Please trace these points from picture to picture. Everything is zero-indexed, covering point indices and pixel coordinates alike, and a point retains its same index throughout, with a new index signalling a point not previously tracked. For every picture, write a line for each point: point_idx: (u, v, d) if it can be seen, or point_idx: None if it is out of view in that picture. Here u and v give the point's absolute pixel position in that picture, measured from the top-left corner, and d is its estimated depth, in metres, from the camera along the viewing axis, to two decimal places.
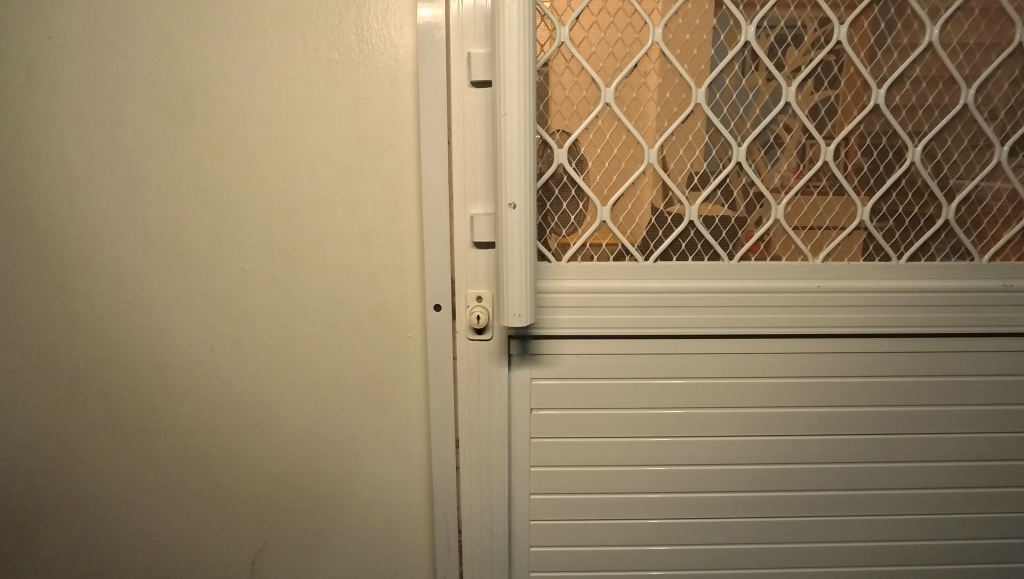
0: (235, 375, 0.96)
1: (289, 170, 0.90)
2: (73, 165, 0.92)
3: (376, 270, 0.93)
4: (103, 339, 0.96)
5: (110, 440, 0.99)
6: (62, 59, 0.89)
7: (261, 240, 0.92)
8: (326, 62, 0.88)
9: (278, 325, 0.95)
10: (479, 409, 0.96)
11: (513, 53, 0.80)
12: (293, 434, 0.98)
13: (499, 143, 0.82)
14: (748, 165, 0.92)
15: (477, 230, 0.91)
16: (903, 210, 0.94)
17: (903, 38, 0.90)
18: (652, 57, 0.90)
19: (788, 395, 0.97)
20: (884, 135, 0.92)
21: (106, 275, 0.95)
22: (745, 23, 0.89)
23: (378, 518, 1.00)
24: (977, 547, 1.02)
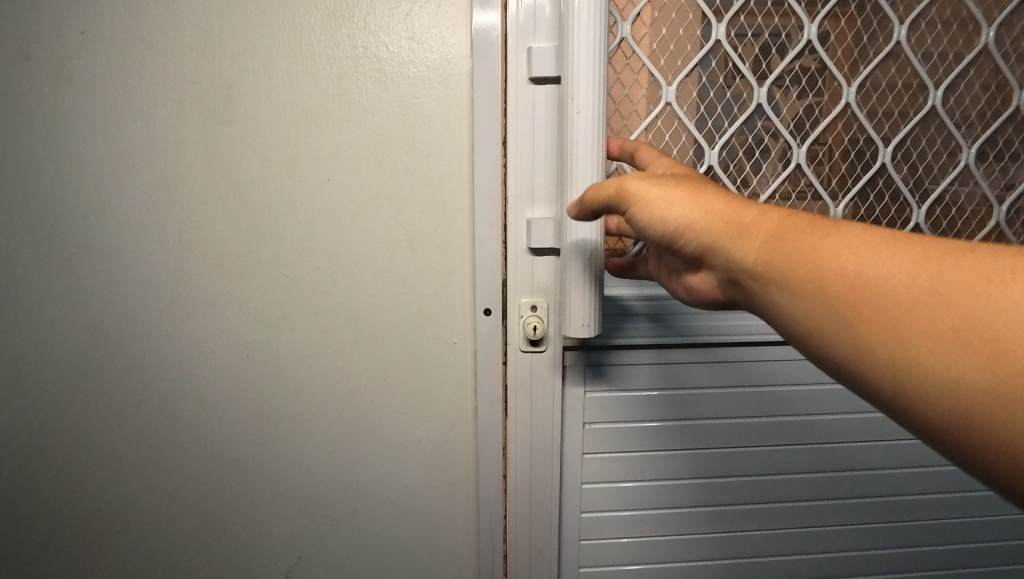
0: (278, 380, 0.96)
1: (334, 171, 0.89)
2: (101, 166, 0.89)
3: (421, 274, 0.92)
4: (132, 344, 0.94)
5: (138, 447, 0.97)
6: (94, 56, 0.86)
7: (302, 242, 0.91)
8: (376, 63, 0.87)
9: (319, 329, 0.94)
10: (530, 421, 0.95)
11: (583, 49, 0.76)
12: (342, 437, 0.97)
13: (569, 146, 0.79)
14: (808, 166, 0.90)
15: (536, 234, 0.89)
16: (957, 213, 0.95)
17: (959, 40, 0.90)
18: (715, 55, 0.86)
19: (817, 403, 0.99)
20: (938, 136, 0.92)
21: (135, 279, 0.92)
22: (806, 22, 0.86)
23: (425, 521, 1.00)
24: (1005, 546, 1.05)
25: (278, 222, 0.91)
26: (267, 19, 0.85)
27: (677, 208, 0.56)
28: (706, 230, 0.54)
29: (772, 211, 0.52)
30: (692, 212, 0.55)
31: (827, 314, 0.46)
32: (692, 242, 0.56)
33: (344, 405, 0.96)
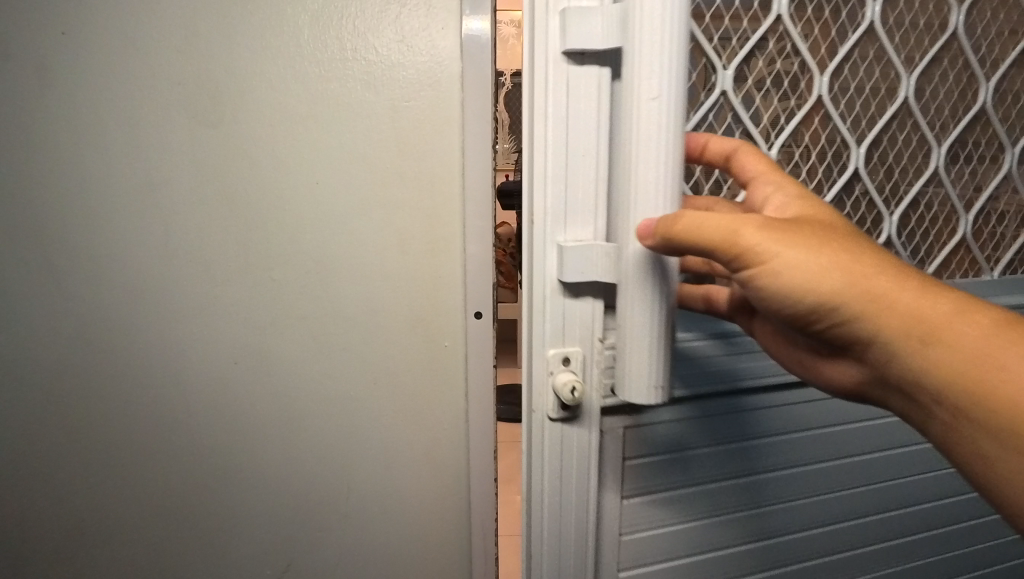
0: (266, 385, 0.95)
1: (323, 175, 0.89)
2: (83, 167, 0.87)
3: (413, 278, 0.92)
4: (116, 350, 0.92)
5: (122, 454, 0.95)
6: (77, 54, 0.84)
7: (291, 247, 0.91)
8: (366, 65, 0.86)
9: (309, 335, 0.94)
10: (567, 495, 0.91)
11: (654, 24, 0.67)
12: (332, 442, 0.97)
13: (633, 138, 0.69)
14: (872, 160, 1.06)
15: (567, 265, 0.82)
16: (992, 218, 1.17)
17: (1004, 37, 1.10)
18: (777, 32, 0.95)
19: (790, 457, 1.04)
20: (981, 136, 1.12)
21: (119, 284, 0.91)
22: (871, 7, 0.99)
23: (417, 524, 1.01)
24: (941, 528, 1.18)
25: (267, 226, 0.90)
26: (256, 20, 0.84)
27: (830, 281, 0.64)
28: (858, 304, 0.64)
29: (923, 298, 0.63)
30: (845, 285, 0.64)
31: (979, 408, 0.61)
32: (840, 311, 0.65)
33: (335, 411, 0.96)
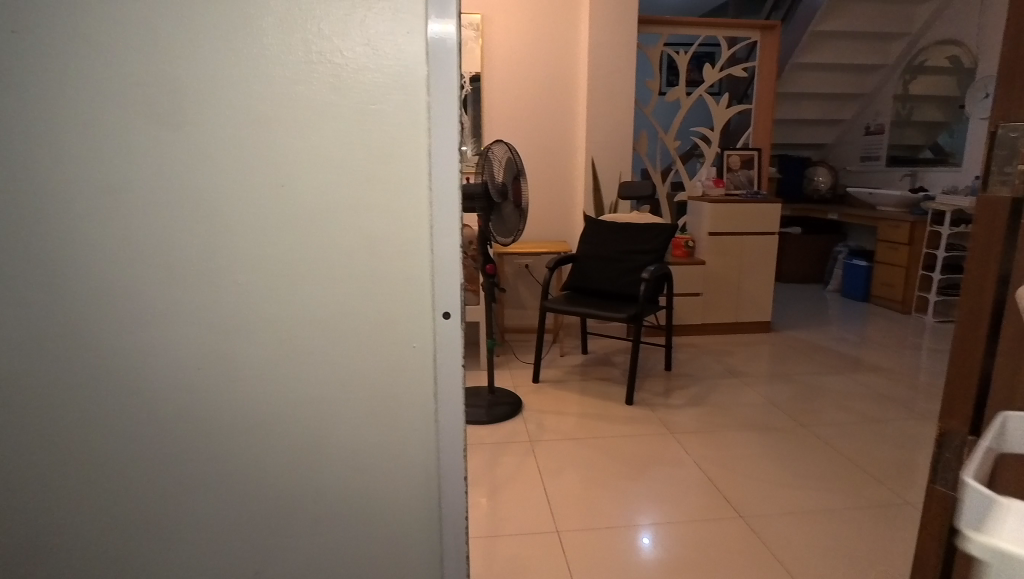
0: (232, 391, 0.94)
1: (290, 178, 0.89)
2: (36, 171, 0.85)
3: (382, 280, 0.93)
4: (73, 358, 0.90)
5: (81, 464, 0.93)
6: (31, 56, 0.82)
7: (258, 250, 0.90)
8: (332, 69, 0.86)
9: (277, 339, 0.93)
10: None
11: None
12: (302, 446, 0.97)
13: None
14: None
15: None
16: None
17: None
18: None
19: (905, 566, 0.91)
20: None
21: (76, 289, 0.88)
22: None
23: (388, 525, 1.01)
24: None
25: (233, 230, 0.89)
26: (218, 22, 0.84)
27: None
28: None
29: None
30: None
31: None
32: None
33: (304, 415, 0.96)
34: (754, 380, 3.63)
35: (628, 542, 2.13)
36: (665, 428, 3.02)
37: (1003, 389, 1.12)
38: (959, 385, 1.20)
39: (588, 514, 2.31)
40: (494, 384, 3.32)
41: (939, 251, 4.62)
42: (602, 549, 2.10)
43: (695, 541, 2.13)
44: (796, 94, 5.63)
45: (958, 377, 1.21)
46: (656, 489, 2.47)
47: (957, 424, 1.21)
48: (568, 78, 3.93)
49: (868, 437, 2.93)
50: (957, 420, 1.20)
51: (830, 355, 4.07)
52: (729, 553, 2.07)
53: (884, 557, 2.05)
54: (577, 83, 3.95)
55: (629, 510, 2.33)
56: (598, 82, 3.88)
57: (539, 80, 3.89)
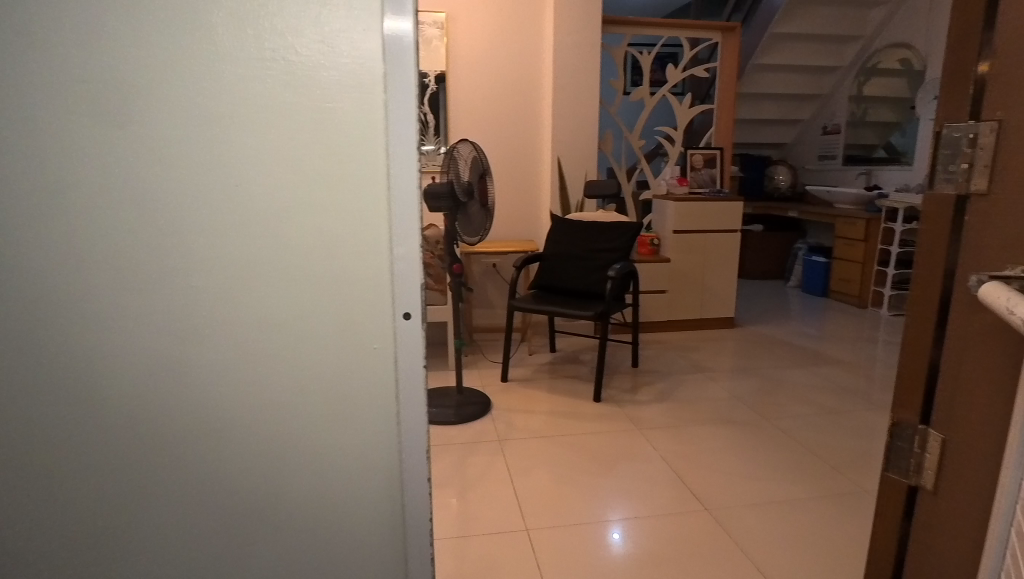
0: (187, 395, 0.92)
1: (244, 176, 0.87)
2: None
3: (340, 281, 0.91)
4: (16, 363, 0.86)
5: (29, 473, 0.90)
6: None
7: (212, 251, 0.88)
8: (286, 66, 0.85)
9: (233, 342, 0.91)
10: None
11: None
12: (261, 451, 0.95)
13: None
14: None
15: None
16: None
17: None
18: None
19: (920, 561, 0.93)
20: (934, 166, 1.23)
21: (19, 293, 0.85)
22: None
23: (350, 528, 1.00)
24: None
25: (186, 232, 0.87)
26: (166, 16, 0.81)
27: None
28: None
29: None
30: None
31: None
32: None
33: (262, 420, 0.94)
34: (718, 375, 3.69)
35: (597, 538, 2.15)
36: (633, 425, 3.05)
37: (951, 380, 1.16)
38: (909, 376, 1.24)
39: (558, 512, 2.32)
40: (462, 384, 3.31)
41: (892, 248, 4.78)
42: (570, 546, 2.11)
43: (662, 536, 2.16)
44: (757, 95, 5.74)
45: (908, 369, 1.25)
46: (624, 486, 2.50)
47: (908, 414, 1.25)
48: (533, 78, 3.94)
49: (827, 428, 3.01)
50: (908, 411, 1.24)
51: (791, 349, 4.17)
52: (696, 547, 2.10)
53: (843, 545, 2.11)
54: (542, 82, 3.96)
55: (598, 507, 2.35)
56: (563, 82, 3.89)
57: (504, 79, 3.89)
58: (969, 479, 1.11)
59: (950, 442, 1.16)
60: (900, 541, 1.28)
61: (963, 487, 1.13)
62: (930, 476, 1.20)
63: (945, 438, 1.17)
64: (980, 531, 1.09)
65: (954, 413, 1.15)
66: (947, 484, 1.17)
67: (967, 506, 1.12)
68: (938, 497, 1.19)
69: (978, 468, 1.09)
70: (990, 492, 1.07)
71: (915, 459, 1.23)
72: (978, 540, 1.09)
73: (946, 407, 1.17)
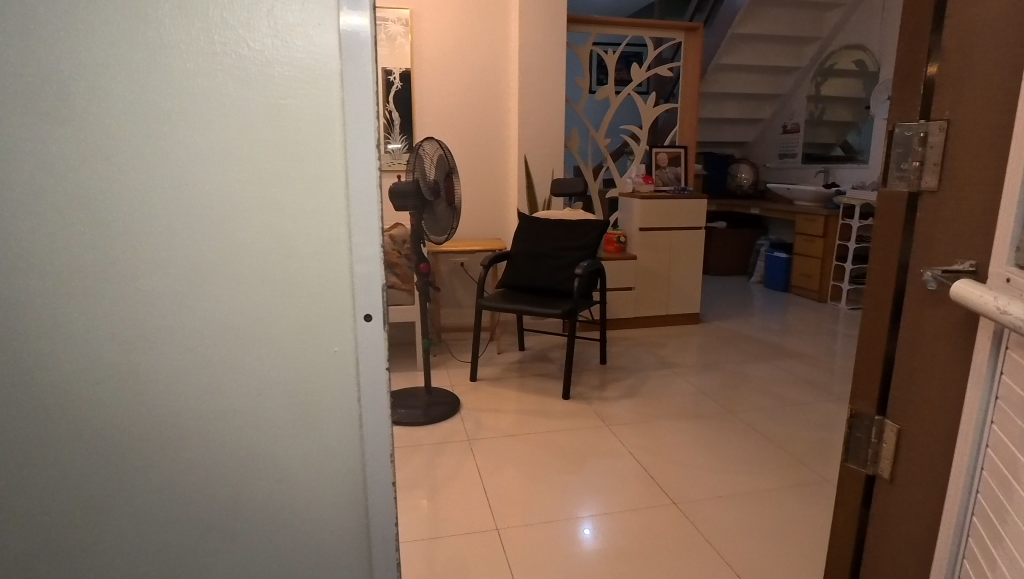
0: (138, 403, 0.88)
1: (196, 176, 0.84)
2: None
3: (299, 283, 0.89)
4: None
5: None
6: None
7: (162, 254, 0.85)
8: (238, 60, 0.82)
9: (186, 347, 0.88)
10: None
11: None
12: (218, 458, 0.92)
13: None
14: (971, 196, 1.04)
15: None
16: None
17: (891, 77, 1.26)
18: None
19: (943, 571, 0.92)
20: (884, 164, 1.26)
21: None
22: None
23: (314, 535, 0.98)
24: None
25: (133, 233, 0.83)
26: (107, 8, 0.78)
27: None
28: None
29: None
30: None
31: None
32: None
33: (219, 426, 0.91)
34: (684, 370, 3.74)
35: (568, 535, 2.15)
36: (601, 421, 3.07)
37: (906, 371, 1.19)
38: (866, 368, 1.28)
39: (528, 510, 2.32)
40: (430, 384, 3.28)
41: (850, 243, 4.92)
42: (541, 544, 2.11)
43: (632, 531, 2.18)
44: (719, 94, 5.84)
45: (866, 361, 1.28)
46: (594, 482, 2.51)
47: (866, 405, 1.28)
48: (499, 76, 3.92)
49: (789, 420, 3.08)
50: (866, 402, 1.27)
51: (754, 344, 4.25)
52: (665, 541, 2.12)
53: (807, 535, 2.16)
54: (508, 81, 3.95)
55: (568, 504, 2.35)
56: (528, 80, 3.89)
57: (469, 77, 3.87)
58: (924, 467, 1.15)
59: (906, 432, 1.19)
60: (859, 529, 1.31)
61: (918, 475, 1.16)
62: (887, 464, 1.23)
63: (901, 427, 1.20)
64: (935, 517, 1.12)
65: (909, 403, 1.18)
66: (903, 472, 1.20)
67: (922, 493, 1.15)
68: (895, 485, 1.22)
69: (932, 456, 1.13)
70: (943, 479, 1.10)
71: (873, 449, 1.26)
72: (934, 526, 1.13)
73: (901, 397, 1.20)
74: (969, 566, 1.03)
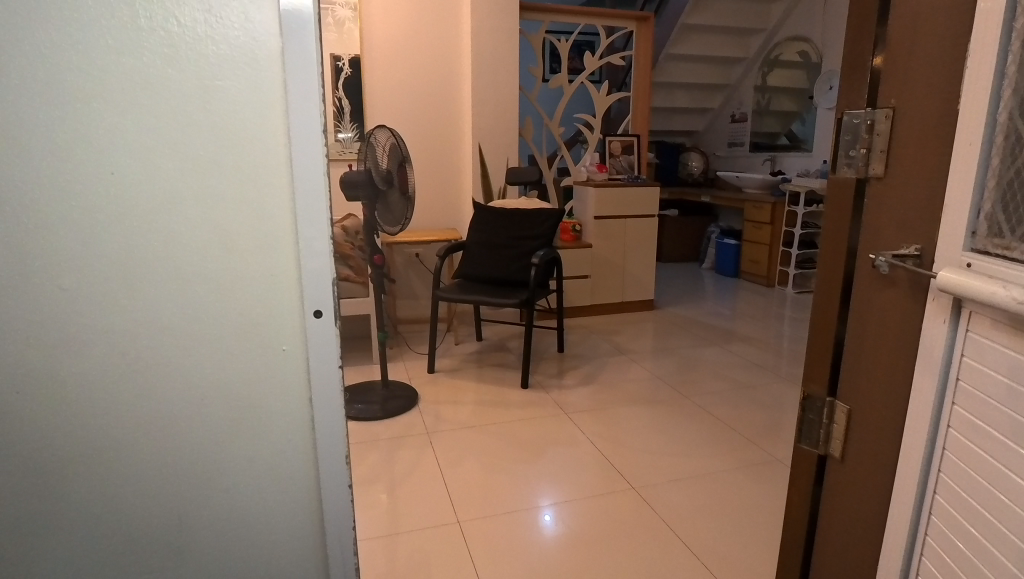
0: (67, 411, 0.82)
1: (124, 165, 0.77)
2: None
3: (242, 278, 0.83)
4: None
5: None
6: None
7: (88, 249, 0.78)
8: (167, 38, 0.75)
9: (119, 351, 0.82)
10: None
11: None
12: (159, 468, 0.86)
13: None
14: (914, 182, 1.06)
15: None
16: None
17: None
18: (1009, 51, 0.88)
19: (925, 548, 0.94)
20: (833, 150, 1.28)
21: None
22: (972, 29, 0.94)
23: (266, 542, 0.93)
24: None
25: (54, 228, 0.77)
26: None
27: None
28: None
29: None
30: None
31: None
32: None
33: (158, 433, 0.85)
34: (640, 356, 3.79)
35: (529, 524, 2.15)
36: (560, 410, 3.07)
37: (854, 353, 1.21)
38: (817, 351, 1.30)
39: (491, 501, 2.30)
40: (387, 377, 3.22)
41: (796, 229, 5.06)
42: (504, 535, 2.09)
43: (595, 518, 2.19)
44: (670, 83, 5.90)
45: (818, 344, 1.30)
46: (554, 470, 2.51)
47: (817, 387, 1.30)
48: (452, 63, 3.85)
49: (742, 402, 3.15)
50: (817, 384, 1.30)
51: (707, 329, 4.34)
52: (626, 525, 2.14)
53: (763, 514, 2.21)
54: (461, 68, 3.88)
55: (529, 493, 2.35)
56: (482, 68, 3.83)
57: (421, 64, 3.78)
58: (873, 446, 1.17)
59: (856, 412, 1.21)
60: (811, 508, 1.34)
61: (868, 454, 1.19)
62: (838, 444, 1.26)
63: (851, 408, 1.23)
64: (885, 494, 1.15)
65: (859, 385, 1.20)
66: (853, 451, 1.23)
67: (871, 471, 1.18)
68: (845, 464, 1.25)
69: (881, 435, 1.15)
70: (893, 457, 1.13)
71: (825, 430, 1.29)
72: (883, 503, 1.15)
73: (851, 380, 1.22)
74: (929, 539, 1.06)
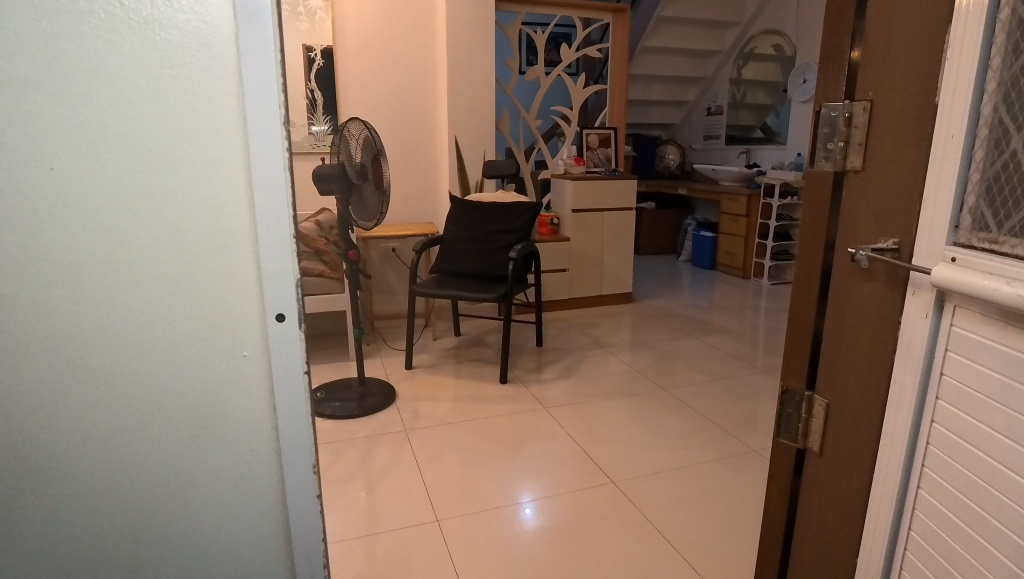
0: (9, 425, 0.76)
1: (65, 157, 0.71)
2: None
3: (198, 279, 0.78)
4: None
5: None
6: None
7: (27, 249, 0.72)
8: (110, 21, 0.70)
9: (65, 358, 0.76)
10: None
11: None
12: (112, 483, 0.81)
13: None
14: (891, 176, 1.04)
15: None
16: None
17: None
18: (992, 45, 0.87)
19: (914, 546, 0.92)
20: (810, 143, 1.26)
21: None
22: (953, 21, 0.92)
23: (229, 555, 0.88)
24: None
25: None
26: None
27: None
28: None
29: None
30: None
31: None
32: None
33: (111, 445, 0.80)
34: (618, 349, 3.78)
35: (509, 520, 2.12)
36: (539, 404, 3.05)
37: (833, 348, 1.20)
38: (796, 346, 1.28)
39: (470, 498, 2.26)
40: (363, 374, 3.17)
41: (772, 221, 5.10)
42: (485, 531, 2.06)
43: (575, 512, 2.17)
44: (647, 76, 5.88)
45: (797, 339, 1.28)
46: (534, 466, 2.48)
47: (796, 382, 1.28)
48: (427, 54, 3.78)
49: (720, 394, 3.16)
50: (796, 378, 1.28)
51: (684, 321, 4.35)
52: (607, 520, 2.12)
53: (743, 505, 2.21)
54: (436, 59, 3.81)
55: (509, 489, 2.32)
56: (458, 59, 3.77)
57: (395, 54, 3.70)
58: (852, 440, 1.16)
59: (835, 407, 1.20)
60: (790, 502, 1.33)
61: (847, 448, 1.17)
62: (817, 439, 1.25)
63: (830, 403, 1.21)
64: (864, 488, 1.14)
65: (838, 379, 1.19)
66: (832, 446, 1.22)
67: (851, 465, 1.17)
68: (824, 459, 1.23)
69: (860, 430, 1.14)
70: (872, 452, 1.12)
71: (803, 424, 1.28)
72: (863, 498, 1.14)
73: (829, 374, 1.21)
74: (913, 535, 1.05)
